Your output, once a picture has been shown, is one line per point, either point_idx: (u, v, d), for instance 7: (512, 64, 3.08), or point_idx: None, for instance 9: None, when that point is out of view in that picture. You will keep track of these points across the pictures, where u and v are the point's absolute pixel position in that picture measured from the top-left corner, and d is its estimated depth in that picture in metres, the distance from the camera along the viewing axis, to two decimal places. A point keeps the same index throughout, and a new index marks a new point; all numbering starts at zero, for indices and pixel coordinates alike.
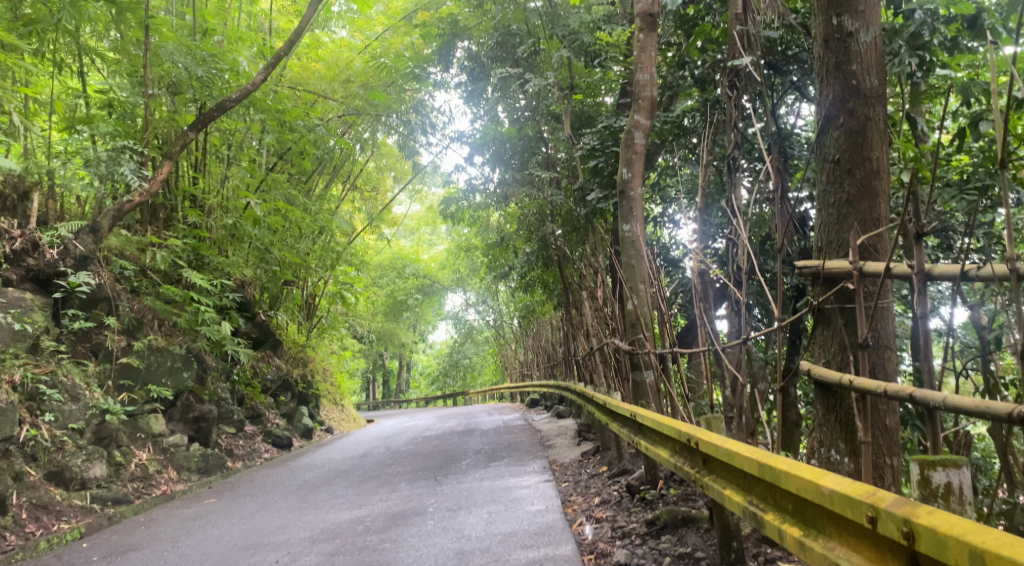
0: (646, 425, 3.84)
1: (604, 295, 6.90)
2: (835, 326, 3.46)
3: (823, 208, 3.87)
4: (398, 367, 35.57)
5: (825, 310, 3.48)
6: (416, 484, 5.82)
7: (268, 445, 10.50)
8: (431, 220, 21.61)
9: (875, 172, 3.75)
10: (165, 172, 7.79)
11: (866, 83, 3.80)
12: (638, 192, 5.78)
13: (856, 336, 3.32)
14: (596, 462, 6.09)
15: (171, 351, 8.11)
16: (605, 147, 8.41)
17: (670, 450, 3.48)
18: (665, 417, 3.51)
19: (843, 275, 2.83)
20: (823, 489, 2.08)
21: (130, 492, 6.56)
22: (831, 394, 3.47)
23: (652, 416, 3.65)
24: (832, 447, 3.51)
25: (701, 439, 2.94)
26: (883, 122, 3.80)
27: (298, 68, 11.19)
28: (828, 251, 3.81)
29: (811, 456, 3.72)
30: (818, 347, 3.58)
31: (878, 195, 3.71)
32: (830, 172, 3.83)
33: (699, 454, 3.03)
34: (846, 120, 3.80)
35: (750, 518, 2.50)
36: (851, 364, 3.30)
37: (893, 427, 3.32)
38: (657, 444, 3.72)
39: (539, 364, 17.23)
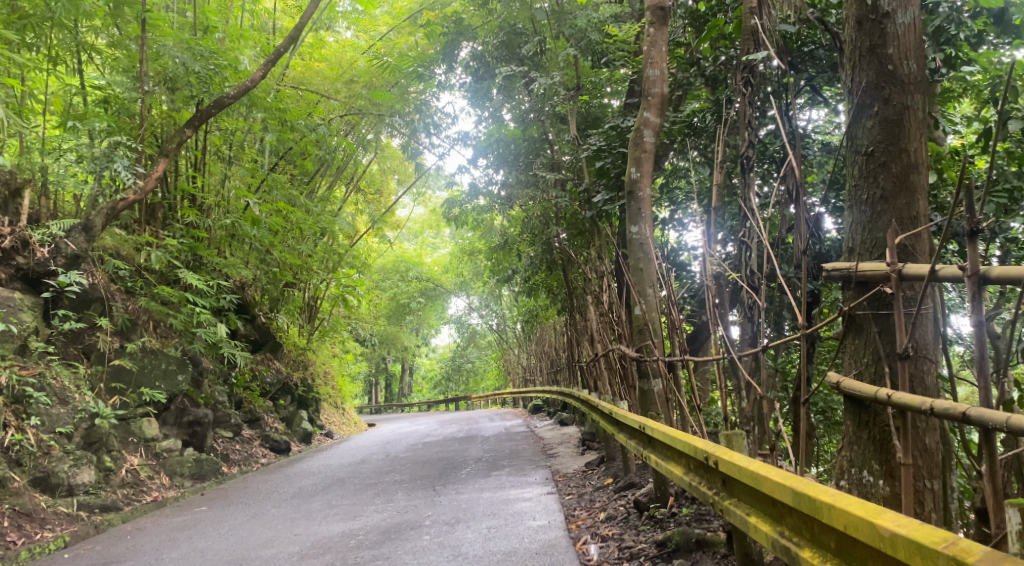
0: (656, 438, 3.63)
1: (609, 300, 6.70)
2: (866, 335, 3.25)
3: (855, 206, 3.66)
4: (400, 371, 35.36)
5: (856, 316, 3.28)
6: (414, 494, 5.62)
7: (265, 450, 10.30)
8: (435, 223, 21.47)
9: (912, 166, 3.54)
10: (160, 170, 7.59)
11: (904, 68, 3.59)
12: (647, 193, 5.57)
13: (892, 345, 3.10)
14: (601, 473, 5.87)
15: (165, 353, 7.93)
16: (611, 148, 8.27)
17: (682, 467, 3.27)
18: (678, 432, 3.30)
19: (879, 276, 2.63)
20: (883, 531, 1.86)
21: (120, 499, 6.36)
22: (864, 408, 3.26)
23: (664, 429, 3.44)
24: (864, 467, 3.29)
25: (722, 459, 2.73)
26: (922, 111, 3.58)
27: (301, 68, 11.09)
28: (860, 251, 3.59)
29: (838, 477, 3.48)
30: (847, 357, 3.37)
31: (916, 191, 3.50)
32: (863, 166, 3.61)
33: (718, 474, 2.83)
34: (881, 109, 3.59)
35: (780, 552, 2.29)
36: (887, 376, 3.08)
37: (933, 447, 3.15)
38: (668, 459, 3.51)
39: (542, 369, 17.01)
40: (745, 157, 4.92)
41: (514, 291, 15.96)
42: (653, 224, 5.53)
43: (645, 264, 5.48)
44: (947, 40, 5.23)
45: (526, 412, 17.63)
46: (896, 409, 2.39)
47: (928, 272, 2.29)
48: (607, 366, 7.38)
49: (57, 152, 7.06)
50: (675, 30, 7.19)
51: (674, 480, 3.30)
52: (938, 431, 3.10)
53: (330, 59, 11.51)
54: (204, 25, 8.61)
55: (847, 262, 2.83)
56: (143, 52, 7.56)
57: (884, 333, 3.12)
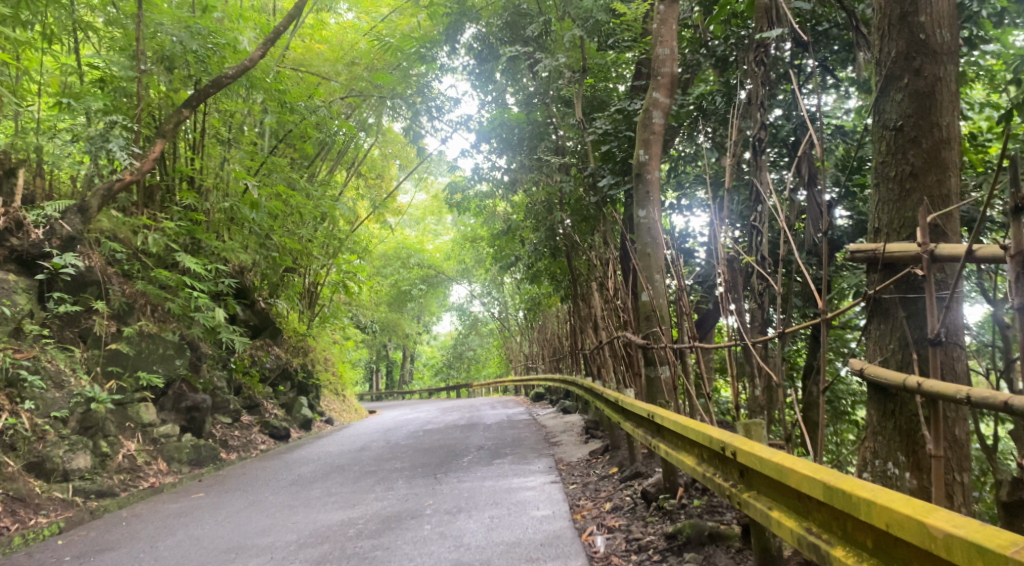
0: (666, 425, 3.51)
1: (614, 286, 6.59)
2: (892, 320, 3.15)
3: (882, 184, 3.53)
4: (401, 358, 35.28)
5: (882, 300, 3.18)
6: (414, 482, 5.51)
7: (264, 436, 10.20)
8: (437, 209, 21.34)
9: (944, 141, 3.40)
10: (157, 151, 7.42)
11: (936, 37, 3.44)
12: (656, 175, 5.41)
13: (920, 330, 2.99)
14: (605, 462, 5.78)
15: (163, 338, 7.83)
16: (618, 132, 8.17)
17: (694, 457, 3.16)
18: (689, 420, 3.18)
19: (907, 258, 2.55)
20: (935, 531, 1.73)
21: (116, 485, 6.28)
22: (889, 397, 3.15)
23: (675, 417, 3.33)
24: (889, 459, 3.18)
25: (740, 450, 2.61)
26: (955, 83, 3.44)
27: (302, 50, 10.96)
28: (888, 231, 3.45)
29: (862, 470, 3.37)
30: (871, 343, 3.26)
31: (947, 167, 3.36)
32: (891, 141, 3.48)
33: (735, 464, 2.71)
34: (912, 80, 3.44)
35: (808, 550, 2.17)
36: (915, 363, 2.97)
37: (963, 438, 2.96)
38: (678, 448, 3.40)
39: (543, 357, 16.90)
40: (755, 141, 4.78)
41: (516, 279, 15.83)
42: (661, 208, 5.38)
43: (653, 249, 5.33)
44: (968, 17, 5.08)
45: (527, 400, 17.53)
46: (927, 398, 2.31)
47: (964, 252, 2.22)
48: (611, 354, 7.27)
49: (51, 131, 6.90)
50: (683, 11, 7.04)
51: (685, 470, 3.18)
52: (969, 422, 2.97)
53: (331, 41, 11.57)
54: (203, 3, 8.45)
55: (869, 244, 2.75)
56: (140, 28, 7.38)
57: (912, 318, 3.02)
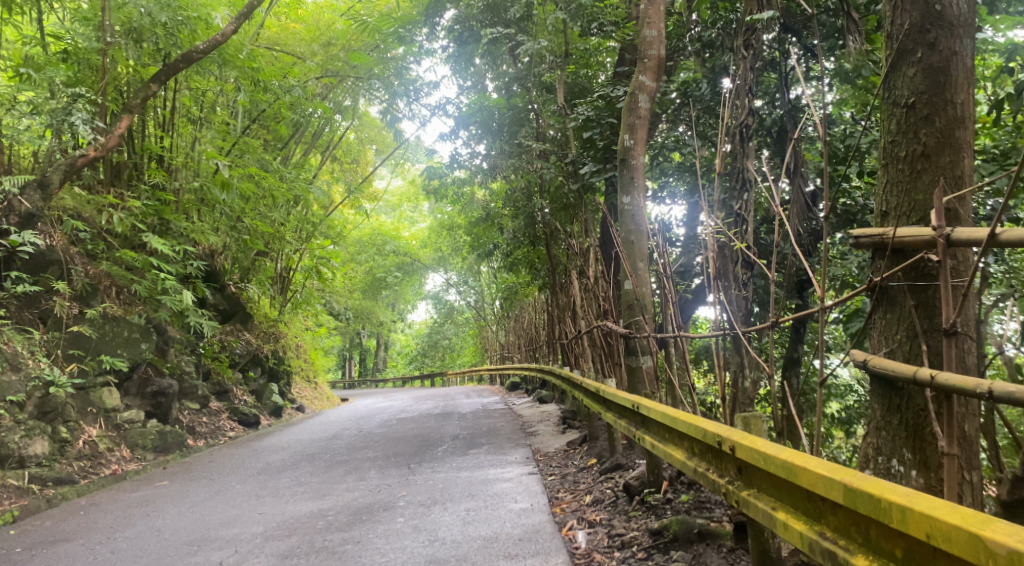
0: (653, 417, 3.40)
1: (594, 274, 6.48)
2: (899, 309, 3.05)
3: (891, 164, 3.35)
4: (375, 345, 35.02)
5: (889, 288, 3.11)
6: (388, 472, 5.37)
7: (233, 423, 9.97)
8: (413, 196, 21.10)
9: (958, 120, 3.21)
10: (123, 127, 7.12)
11: (953, 9, 3.23)
12: (640, 161, 5.30)
13: (929, 319, 2.92)
14: (583, 453, 5.69)
15: (128, 321, 7.58)
16: (599, 118, 8.02)
17: (684, 452, 3.06)
18: (680, 412, 3.07)
19: (919, 243, 2.48)
20: (994, 547, 1.63)
21: (75, 472, 6.05)
22: (896, 390, 3.07)
23: (664, 409, 3.22)
24: (894, 456, 3.11)
25: (742, 446, 2.50)
26: (971, 58, 3.24)
27: (276, 28, 10.70)
28: (896, 215, 3.28)
29: (864, 466, 3.31)
30: (875, 334, 3.18)
31: (962, 148, 3.17)
32: (902, 119, 3.29)
33: (733, 460, 2.62)
34: (925, 54, 3.24)
35: (823, 556, 2.07)
36: (925, 354, 2.91)
37: (972, 435, 2.87)
38: (665, 442, 3.29)
39: (520, 347, 16.82)
40: (740, 128, 4.68)
41: (493, 267, 15.70)
42: (645, 194, 5.28)
43: (636, 236, 5.21)
44: None
45: (502, 389, 17.43)
46: (944, 392, 2.24)
47: (983, 236, 2.13)
48: (589, 343, 7.18)
49: (9, 103, 6.58)
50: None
51: (675, 464, 3.08)
52: (978, 419, 2.89)
53: (307, 21, 11.27)
54: None
55: (877, 230, 2.74)
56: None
57: (921, 307, 2.92)
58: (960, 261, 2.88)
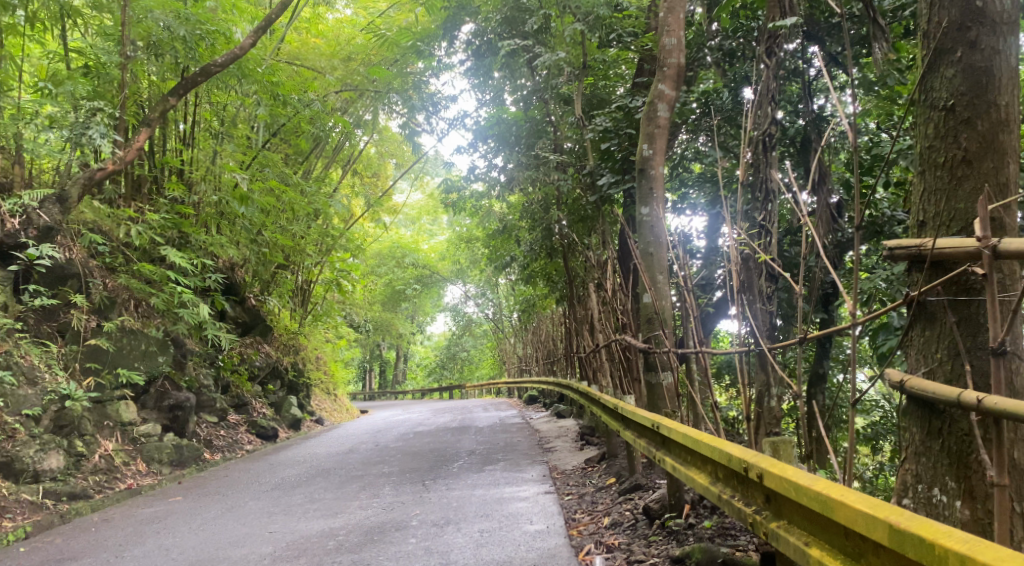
0: (674, 439, 3.28)
1: (613, 288, 6.35)
2: (940, 326, 2.93)
3: (928, 170, 3.21)
4: (395, 358, 35.04)
5: (927, 304, 2.99)
6: (402, 489, 5.27)
7: (251, 436, 9.94)
8: (433, 208, 21.13)
9: (1001, 124, 3.06)
10: (141, 140, 7.11)
11: (994, 5, 3.10)
12: (660, 171, 5.18)
13: (972, 336, 2.80)
14: (602, 471, 5.55)
15: (146, 334, 7.58)
16: (619, 129, 7.94)
17: (709, 477, 2.92)
18: (703, 435, 2.96)
19: (960, 254, 2.38)
20: None
21: (90, 486, 6.03)
22: (938, 413, 2.94)
23: (686, 430, 3.11)
24: (936, 485, 2.97)
25: (773, 475, 2.37)
26: (1015, 56, 3.09)
27: (296, 43, 10.79)
28: (934, 226, 3.13)
29: (902, 495, 3.16)
30: (913, 352, 3.06)
31: (1005, 153, 3.03)
32: (940, 123, 3.14)
33: (760, 488, 2.50)
34: (965, 54, 3.10)
35: None
36: (969, 374, 2.78)
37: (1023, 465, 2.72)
38: (689, 466, 3.15)
39: (539, 360, 16.68)
40: (762, 137, 4.57)
41: (512, 279, 15.59)
42: (665, 205, 5.16)
43: (655, 248, 5.08)
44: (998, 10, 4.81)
45: (522, 403, 17.29)
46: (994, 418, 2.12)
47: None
48: (608, 357, 7.05)
49: (30, 117, 6.62)
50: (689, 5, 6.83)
51: (697, 489, 2.97)
52: None
53: (327, 35, 11.32)
54: None
55: (912, 240, 2.63)
56: (127, 11, 7.06)
57: (963, 323, 2.81)
58: (1005, 274, 2.75)
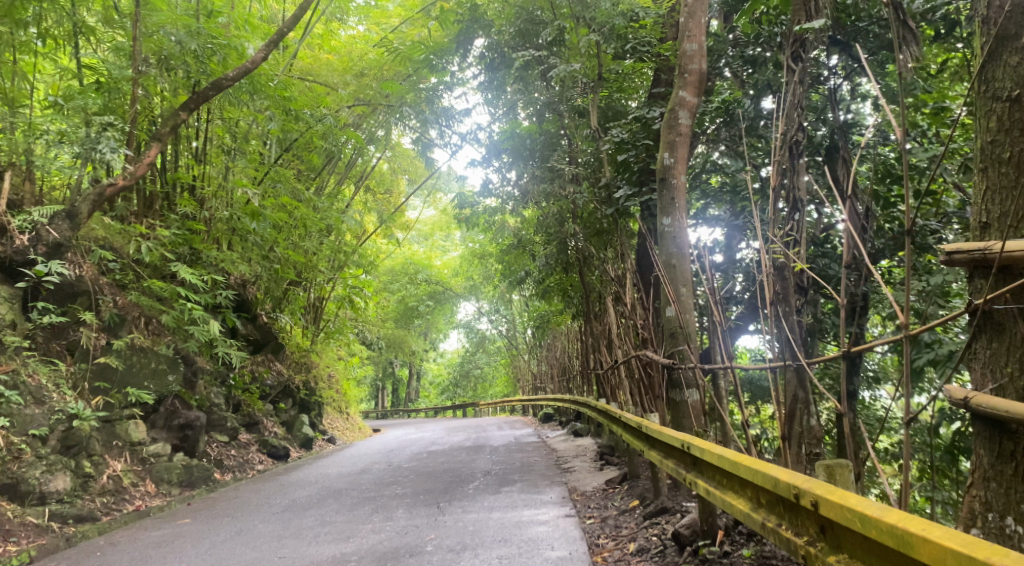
0: (707, 460, 3.13)
1: (632, 302, 6.16)
2: (1009, 337, 3.01)
3: (990, 167, 3.27)
4: (407, 376, 34.85)
5: (994, 314, 3.06)
6: (416, 512, 5.09)
7: (262, 456, 9.79)
8: (446, 224, 21.04)
9: None
10: (152, 155, 7.05)
11: None
12: (681, 180, 5.03)
13: None
14: (623, 492, 5.36)
15: (156, 352, 7.49)
16: (635, 140, 7.83)
17: (750, 504, 2.77)
18: (743, 457, 2.81)
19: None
20: None
21: (97, 508, 5.91)
22: (1012, 432, 3.02)
23: (723, 452, 2.95)
24: (1009, 513, 3.05)
25: (833, 503, 2.23)
26: None
27: (309, 59, 10.81)
28: (1000, 225, 3.18)
29: (969, 526, 3.22)
30: (979, 367, 3.12)
31: None
32: (1005, 115, 3.21)
33: (813, 517, 2.35)
34: None
35: None
36: None
37: None
38: (725, 490, 2.99)
39: (553, 377, 16.44)
40: (791, 142, 4.41)
41: (526, 294, 15.42)
42: (688, 215, 5.01)
43: (678, 259, 4.92)
44: None
45: (536, 421, 17.04)
46: None
47: None
48: (627, 374, 6.86)
49: (39, 132, 6.56)
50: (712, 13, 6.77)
51: (736, 515, 2.81)
52: None
53: (340, 52, 11.31)
54: (208, 11, 7.95)
55: (974, 244, 2.76)
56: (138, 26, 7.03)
57: None
58: None
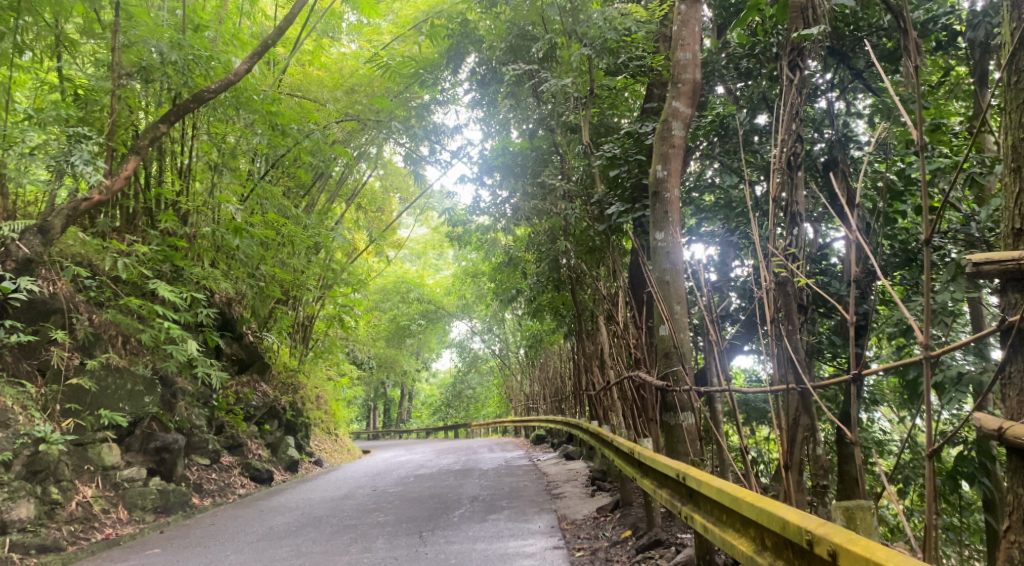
0: (705, 494, 2.93)
1: (624, 322, 5.96)
2: None
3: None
4: (399, 396, 34.50)
5: None
6: (396, 542, 4.83)
7: (245, 479, 9.49)
8: (438, 242, 20.84)
9: None
10: (129, 169, 6.82)
11: None
12: (675, 193, 4.85)
13: None
14: (615, 521, 5.12)
15: (132, 372, 7.20)
16: (627, 155, 7.67)
17: (755, 547, 2.55)
18: (745, 493, 2.61)
19: None
20: None
21: (63, 537, 5.66)
22: None
23: (723, 487, 2.74)
24: None
25: (856, 554, 2.02)
26: None
27: (298, 75, 10.68)
28: None
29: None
30: (1015, 394, 2.95)
31: None
32: None
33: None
34: None
35: None
36: None
37: None
38: (725, 529, 2.78)
39: (546, 397, 16.16)
40: (789, 156, 4.21)
41: (519, 313, 15.18)
42: (682, 229, 4.84)
43: (672, 276, 4.75)
44: None
45: (529, 443, 16.74)
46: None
47: None
48: (619, 396, 6.64)
49: (11, 145, 6.35)
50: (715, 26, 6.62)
51: (739, 558, 2.60)
52: None
53: (331, 68, 11.15)
54: (193, 24, 7.78)
55: (1007, 255, 2.70)
56: (117, 38, 6.85)
57: None
58: None
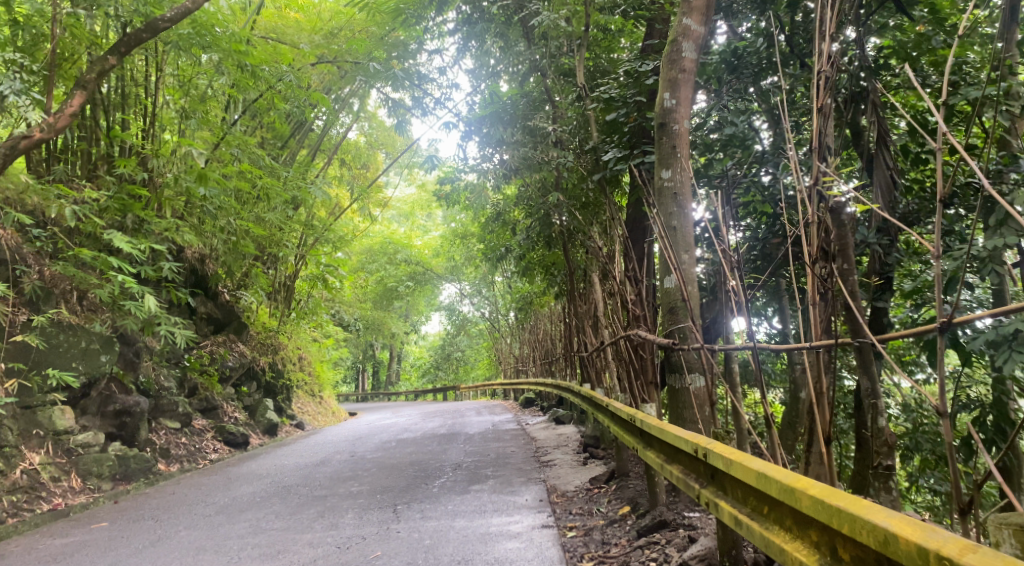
0: (738, 479, 2.49)
1: (621, 278, 5.46)
2: None
3: None
4: (388, 359, 34.02)
5: None
6: (367, 518, 4.36)
7: (218, 444, 8.97)
8: (426, 203, 20.07)
9: None
10: (74, 105, 6.12)
11: None
12: (684, 126, 4.40)
13: None
14: (610, 495, 4.67)
15: (86, 330, 6.65)
16: (626, 97, 7.10)
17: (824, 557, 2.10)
18: (807, 486, 2.16)
19: None
20: None
21: (3, 509, 5.18)
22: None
23: (771, 475, 2.29)
24: None
25: None
26: None
27: (274, 17, 9.86)
28: None
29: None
30: None
31: None
32: None
33: None
34: None
35: None
36: None
37: None
38: (770, 529, 2.33)
39: (536, 360, 15.67)
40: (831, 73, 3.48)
41: (509, 274, 14.59)
42: (691, 166, 4.38)
43: (678, 221, 4.33)
44: None
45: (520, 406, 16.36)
46: None
47: None
48: (614, 358, 6.16)
49: None
50: None
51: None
52: None
53: (309, 11, 10.29)
54: None
55: None
56: None
57: None
58: None
